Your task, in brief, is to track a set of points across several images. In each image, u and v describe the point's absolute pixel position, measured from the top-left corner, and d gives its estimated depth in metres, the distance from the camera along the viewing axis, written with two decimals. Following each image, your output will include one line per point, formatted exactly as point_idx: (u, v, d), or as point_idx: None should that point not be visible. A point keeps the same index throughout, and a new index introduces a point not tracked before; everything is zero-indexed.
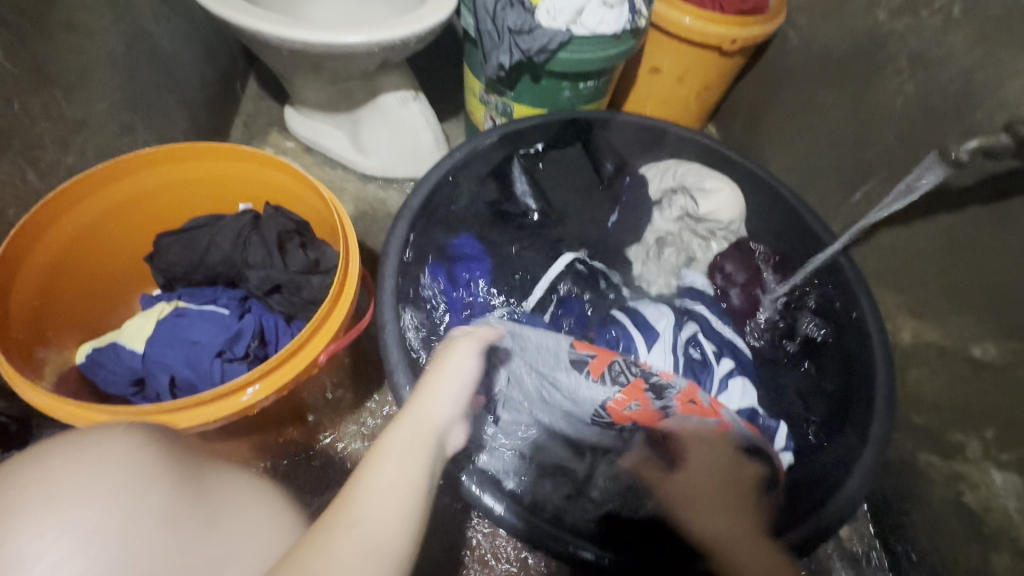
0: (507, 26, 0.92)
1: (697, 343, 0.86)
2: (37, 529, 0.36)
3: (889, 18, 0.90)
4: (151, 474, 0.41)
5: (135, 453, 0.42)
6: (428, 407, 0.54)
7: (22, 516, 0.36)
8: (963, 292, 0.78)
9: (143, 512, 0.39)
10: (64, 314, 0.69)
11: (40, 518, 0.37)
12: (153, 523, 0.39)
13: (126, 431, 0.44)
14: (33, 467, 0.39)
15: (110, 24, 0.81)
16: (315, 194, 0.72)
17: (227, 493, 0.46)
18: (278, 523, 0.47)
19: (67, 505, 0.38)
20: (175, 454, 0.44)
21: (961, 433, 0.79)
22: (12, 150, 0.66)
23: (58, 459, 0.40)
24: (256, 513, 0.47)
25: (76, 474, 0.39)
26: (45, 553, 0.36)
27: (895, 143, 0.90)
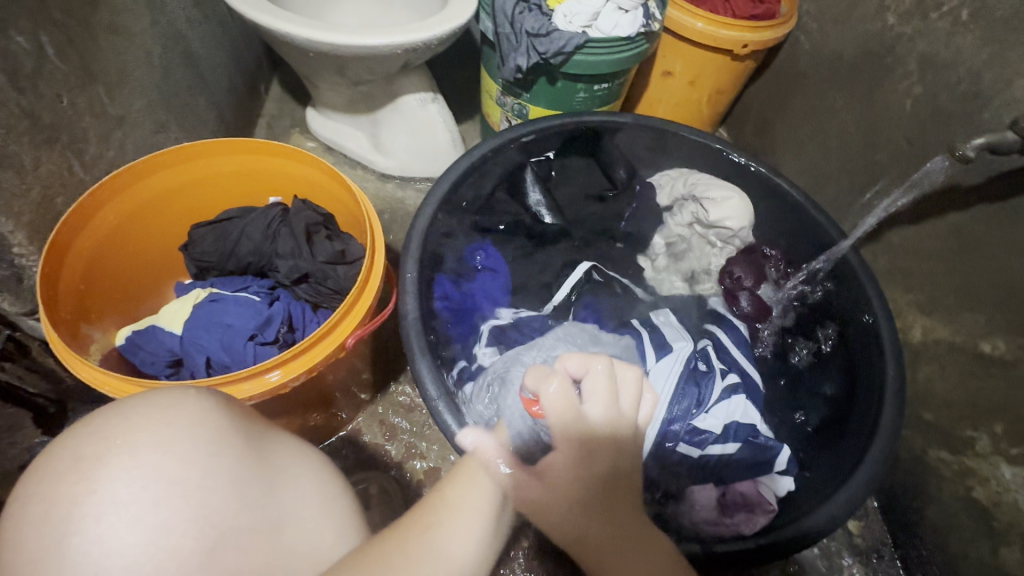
0: (525, 29, 0.95)
1: (705, 357, 0.87)
2: (122, 477, 0.39)
3: (898, 22, 0.92)
4: (221, 437, 0.43)
5: (206, 417, 0.44)
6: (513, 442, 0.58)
7: (110, 464, 0.39)
8: (972, 288, 0.80)
9: (216, 470, 0.41)
10: (106, 298, 0.73)
11: (127, 467, 0.40)
12: (223, 482, 0.41)
13: (197, 397, 0.46)
14: (119, 420, 0.42)
15: (149, 27, 0.86)
16: (342, 187, 0.75)
17: (287, 462, 0.47)
18: (332, 499, 0.48)
19: (148, 458, 0.40)
20: (239, 422, 0.46)
21: (972, 428, 0.80)
22: (62, 142, 0.69)
23: (140, 415, 0.43)
24: (313, 487, 0.47)
25: (153, 430, 0.42)
26: (130, 500, 0.38)
27: (905, 143, 0.92)
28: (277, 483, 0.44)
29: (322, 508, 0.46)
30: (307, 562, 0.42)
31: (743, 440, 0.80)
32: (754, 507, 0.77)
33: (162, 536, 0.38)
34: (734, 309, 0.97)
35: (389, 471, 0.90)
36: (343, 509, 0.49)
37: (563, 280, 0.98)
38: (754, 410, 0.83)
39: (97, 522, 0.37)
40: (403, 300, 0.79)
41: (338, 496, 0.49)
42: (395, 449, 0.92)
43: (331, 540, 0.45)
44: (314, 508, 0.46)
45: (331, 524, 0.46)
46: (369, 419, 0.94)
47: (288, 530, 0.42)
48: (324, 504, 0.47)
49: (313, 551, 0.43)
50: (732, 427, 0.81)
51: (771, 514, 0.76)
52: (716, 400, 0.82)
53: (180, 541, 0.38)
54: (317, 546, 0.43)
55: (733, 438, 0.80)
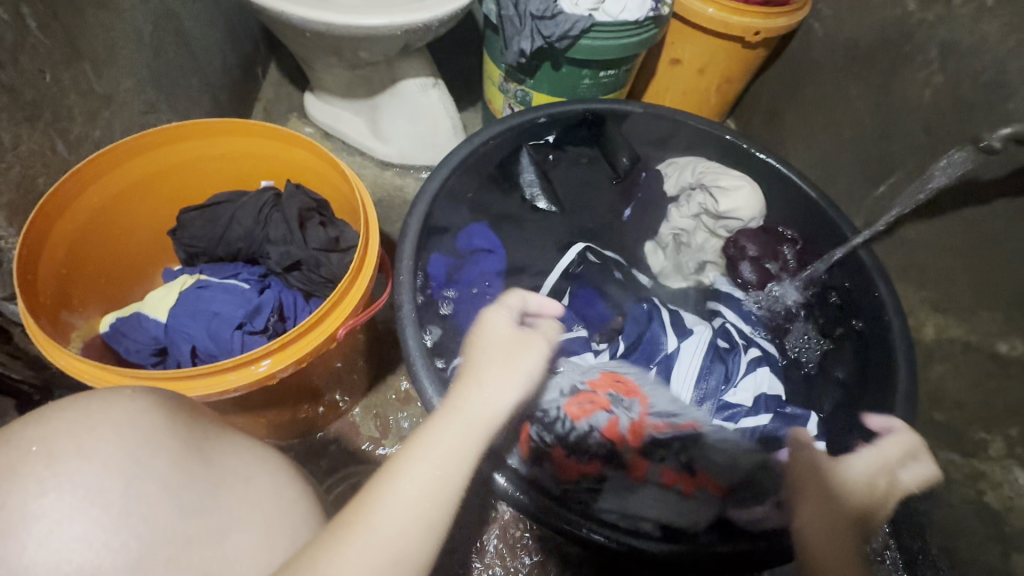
0: (530, 11, 0.91)
1: (726, 333, 0.86)
2: (37, 489, 0.36)
3: (919, 8, 0.88)
4: (153, 442, 0.39)
5: (137, 419, 0.40)
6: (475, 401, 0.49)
7: (23, 475, 0.36)
8: (992, 286, 0.76)
9: (144, 478, 0.38)
10: (91, 283, 0.71)
11: (41, 477, 0.36)
12: (152, 490, 0.38)
13: (133, 395, 0.42)
14: (34, 426, 0.38)
15: (139, 3, 0.82)
16: (337, 173, 0.72)
17: (233, 461, 0.43)
18: (284, 501, 0.44)
19: (66, 466, 0.37)
20: (180, 422, 0.42)
21: (985, 430, 0.77)
22: (44, 121, 0.66)
23: (61, 419, 0.39)
24: (266, 489, 0.44)
25: (75, 435, 0.38)
26: (44, 514, 0.35)
27: (922, 135, 0.89)
28: (218, 487, 0.41)
29: (277, 513, 0.43)
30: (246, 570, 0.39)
31: (772, 411, 0.78)
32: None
33: (81, 551, 0.35)
34: (735, 278, 0.95)
35: (383, 465, 0.88)
36: (304, 511, 0.45)
37: (558, 261, 0.94)
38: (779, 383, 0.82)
39: (7, 538, 0.35)
40: (398, 288, 0.76)
41: (298, 498, 0.46)
42: (389, 442, 0.90)
43: (285, 543, 0.42)
44: (264, 513, 0.42)
45: (285, 529, 0.42)
46: (363, 412, 0.92)
47: (230, 536, 0.39)
48: (281, 508, 0.43)
49: (258, 561, 0.40)
50: (761, 400, 0.79)
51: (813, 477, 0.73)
52: (743, 374, 0.81)
53: (101, 557, 0.35)
54: (260, 558, 0.40)
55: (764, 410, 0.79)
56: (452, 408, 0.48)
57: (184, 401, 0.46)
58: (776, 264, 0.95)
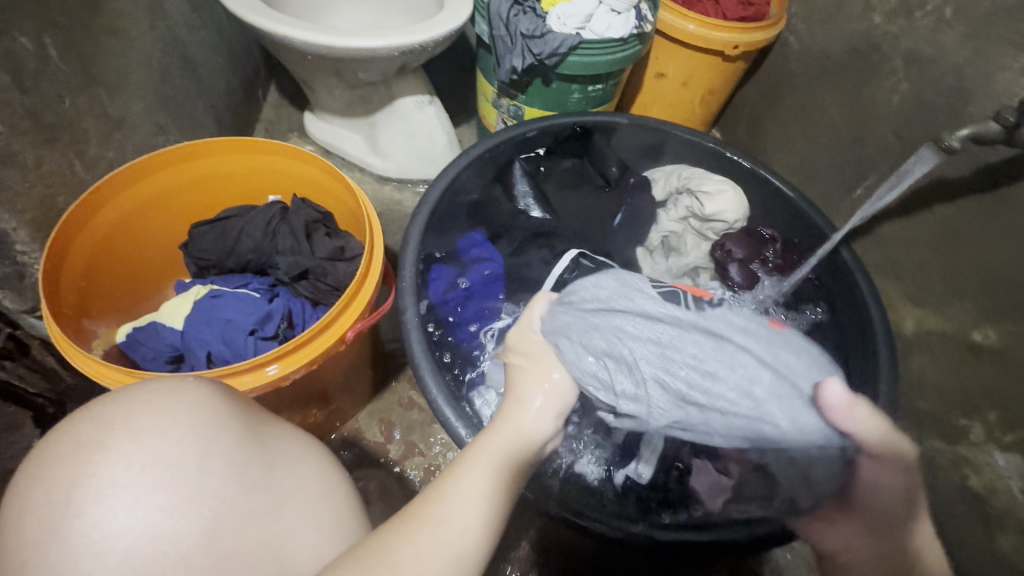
0: (520, 30, 0.97)
1: None
2: (121, 462, 0.39)
3: (884, 21, 0.94)
4: (219, 422, 0.43)
5: (204, 401, 0.44)
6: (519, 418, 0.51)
7: (109, 449, 0.39)
8: (962, 278, 0.81)
9: (213, 455, 0.41)
10: (108, 295, 0.74)
11: (124, 451, 0.39)
12: (222, 465, 0.41)
13: (196, 382, 0.45)
14: (117, 405, 0.42)
15: (148, 31, 0.87)
16: (342, 187, 0.76)
17: (286, 446, 0.47)
18: (329, 484, 0.47)
19: (146, 442, 0.40)
20: (238, 407, 0.46)
21: (965, 416, 0.81)
22: (63, 142, 0.70)
23: (139, 400, 0.42)
24: (313, 472, 0.47)
25: (152, 414, 0.42)
26: (128, 484, 0.38)
27: (893, 138, 0.94)
28: (277, 466, 0.44)
29: (323, 495, 0.46)
30: (304, 545, 0.41)
31: None
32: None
33: (161, 519, 0.38)
34: (726, 284, 0.98)
35: (389, 469, 0.90)
36: (343, 496, 0.48)
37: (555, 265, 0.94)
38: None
39: (96, 505, 0.37)
40: (400, 295, 0.80)
41: (339, 484, 0.49)
42: (394, 446, 0.92)
43: (331, 521, 0.45)
44: (314, 493, 0.45)
45: (331, 510, 0.45)
46: (368, 417, 0.95)
47: (288, 511, 0.42)
48: (327, 491, 0.46)
49: (312, 536, 0.42)
50: None
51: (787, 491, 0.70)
52: None
53: (179, 525, 0.38)
54: (315, 533, 0.42)
55: None
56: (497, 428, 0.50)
57: (239, 392, 0.49)
58: (760, 266, 0.98)
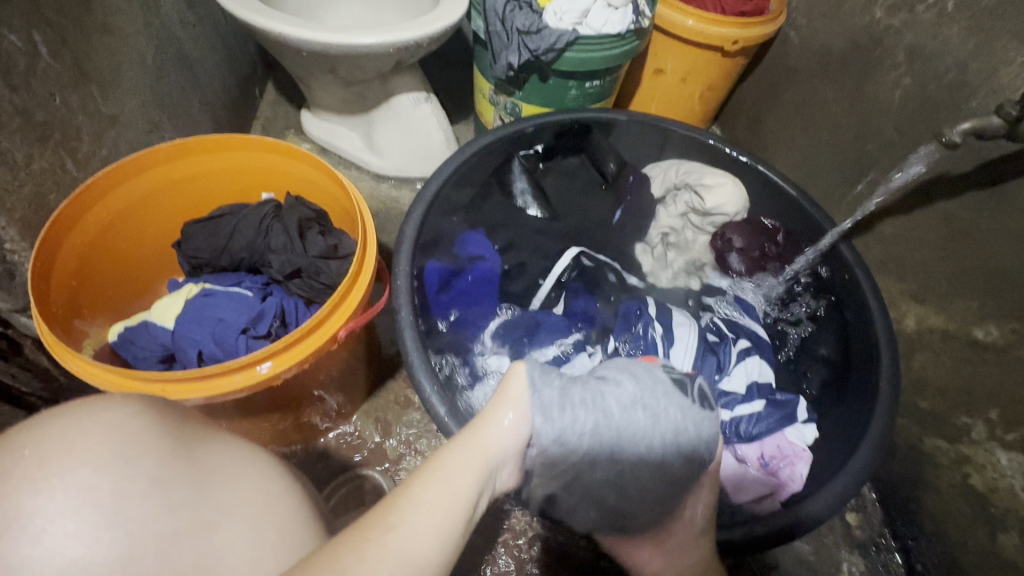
0: (516, 27, 0.96)
1: (715, 328, 0.93)
2: (30, 489, 0.38)
3: (886, 15, 0.92)
4: (141, 443, 0.42)
5: (125, 420, 0.43)
6: (488, 429, 0.51)
7: (16, 477, 0.38)
8: (964, 275, 0.80)
9: (132, 477, 0.40)
10: (99, 295, 0.74)
11: (33, 478, 0.38)
12: (141, 487, 0.40)
13: (123, 401, 0.45)
14: (29, 431, 0.41)
15: (142, 28, 0.86)
16: (335, 184, 0.76)
17: (221, 462, 0.45)
18: (271, 496, 0.46)
19: (57, 468, 0.39)
20: (167, 425, 0.45)
21: (967, 415, 0.80)
22: (54, 140, 0.69)
23: (52, 425, 0.41)
24: (253, 485, 0.45)
25: (66, 439, 0.41)
26: (38, 512, 0.38)
27: (894, 134, 0.93)
28: (207, 485, 0.43)
29: (263, 507, 0.44)
30: (236, 563, 0.40)
31: (764, 398, 0.84)
32: (791, 458, 0.79)
33: (73, 547, 0.37)
34: (727, 272, 0.99)
35: (383, 469, 0.90)
36: (291, 506, 0.46)
37: (553, 267, 0.96)
38: (768, 369, 0.87)
39: (3, 537, 0.37)
40: (395, 293, 0.79)
41: (285, 494, 0.47)
42: (390, 445, 0.92)
43: (273, 534, 0.43)
44: (249, 509, 0.43)
45: (272, 521, 0.43)
46: (364, 416, 0.94)
47: (219, 529, 0.41)
48: (266, 503, 0.45)
49: (248, 552, 0.41)
50: (753, 387, 0.85)
51: (808, 462, 0.79)
52: (734, 363, 0.87)
53: (94, 551, 0.37)
54: (251, 548, 0.41)
55: (757, 396, 0.84)
56: (464, 442, 0.48)
57: (176, 407, 0.48)
58: (760, 255, 0.97)
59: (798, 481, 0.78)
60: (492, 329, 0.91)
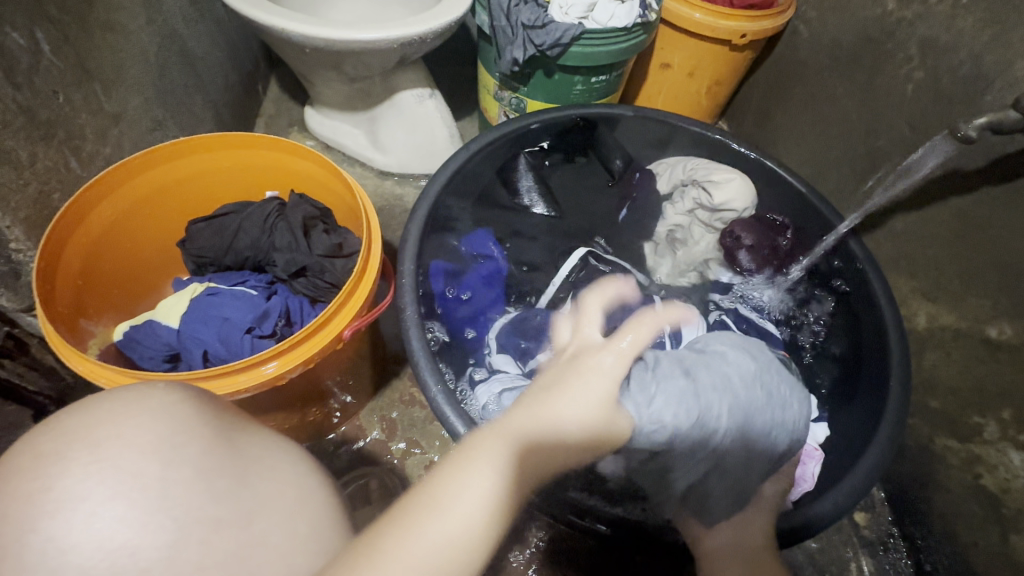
0: (521, 21, 0.95)
1: (724, 325, 0.92)
2: (80, 473, 0.37)
3: (898, 7, 0.91)
4: (185, 430, 0.41)
5: (171, 407, 0.42)
6: (553, 399, 0.44)
7: (67, 460, 0.37)
8: (977, 272, 0.78)
9: (178, 464, 0.39)
10: (104, 294, 0.74)
11: (83, 461, 0.37)
12: (185, 474, 0.39)
13: (165, 390, 0.43)
14: (78, 415, 0.40)
15: (145, 25, 0.86)
16: (340, 182, 0.75)
17: (259, 451, 0.44)
18: (306, 490, 0.44)
19: (107, 452, 0.38)
20: (208, 413, 0.43)
21: (979, 415, 0.79)
22: (58, 139, 0.69)
23: (100, 409, 0.40)
24: (290, 478, 0.44)
25: (113, 424, 0.39)
26: (87, 496, 0.36)
27: (906, 129, 0.91)
28: (247, 475, 0.41)
29: (298, 501, 0.43)
30: (274, 555, 0.39)
31: None
32: (802, 457, 0.78)
33: (122, 533, 0.36)
34: (735, 269, 0.95)
35: (389, 468, 0.89)
36: (322, 501, 0.45)
37: (560, 266, 0.96)
38: (779, 367, 0.87)
39: (52, 520, 0.35)
40: (399, 292, 0.78)
41: (317, 489, 0.46)
42: (396, 444, 0.92)
43: (307, 527, 0.42)
44: (286, 500, 0.42)
45: (306, 517, 0.42)
46: (370, 414, 0.94)
47: (258, 521, 0.40)
48: (301, 497, 0.43)
49: (284, 543, 0.40)
50: None
51: (819, 461, 0.78)
52: None
53: (140, 537, 0.36)
54: (289, 540, 0.40)
55: None
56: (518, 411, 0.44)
57: (213, 396, 0.47)
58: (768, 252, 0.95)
59: (809, 480, 0.77)
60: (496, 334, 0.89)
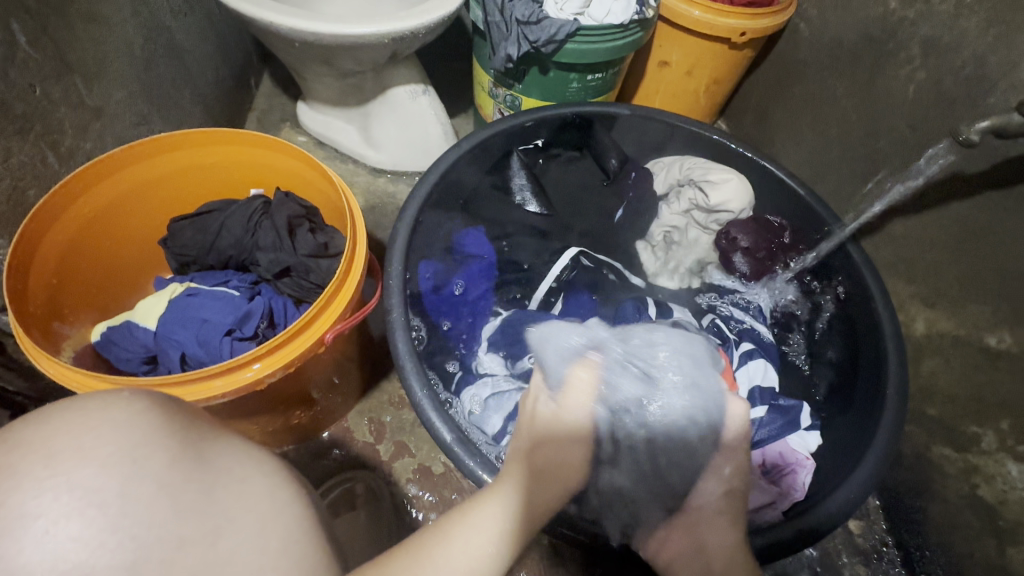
0: (515, 17, 0.93)
1: (718, 329, 0.90)
2: (33, 489, 0.34)
3: (900, 6, 0.89)
4: (149, 442, 0.38)
5: (135, 419, 0.39)
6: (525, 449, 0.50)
7: (20, 475, 0.34)
8: (977, 279, 0.77)
9: (140, 478, 0.36)
10: (81, 294, 0.72)
11: (37, 476, 0.34)
12: (149, 489, 0.36)
13: (130, 399, 0.41)
14: (35, 426, 0.37)
15: (129, 17, 0.84)
16: (325, 180, 0.73)
17: (230, 462, 0.41)
18: (280, 502, 0.41)
19: (63, 466, 0.35)
20: (177, 423, 0.41)
21: (977, 424, 0.78)
22: (34, 133, 0.67)
23: (59, 420, 0.37)
24: (261, 490, 0.41)
25: (73, 436, 0.36)
26: (41, 513, 0.33)
27: (907, 131, 0.89)
28: (215, 488, 0.39)
29: (270, 514, 0.40)
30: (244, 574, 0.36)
31: (767, 403, 0.81)
32: (794, 466, 0.76)
33: (78, 551, 0.33)
34: (732, 273, 0.96)
35: (378, 471, 0.88)
36: (297, 514, 0.42)
37: (551, 268, 0.95)
38: (772, 373, 0.86)
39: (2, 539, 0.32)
40: (386, 293, 0.76)
41: (292, 502, 0.42)
42: (384, 447, 0.90)
43: (278, 544, 0.38)
44: (257, 514, 0.39)
45: (280, 529, 0.39)
46: (358, 417, 0.93)
47: (224, 538, 0.37)
48: (274, 508, 0.40)
49: (255, 562, 0.37)
50: (755, 392, 0.82)
51: (811, 469, 0.77)
52: (736, 367, 0.86)
53: (98, 557, 0.33)
54: (259, 558, 0.37)
55: (759, 402, 0.82)
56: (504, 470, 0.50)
57: (185, 405, 0.45)
58: (765, 254, 0.94)
59: (800, 490, 0.76)
60: (488, 336, 0.87)
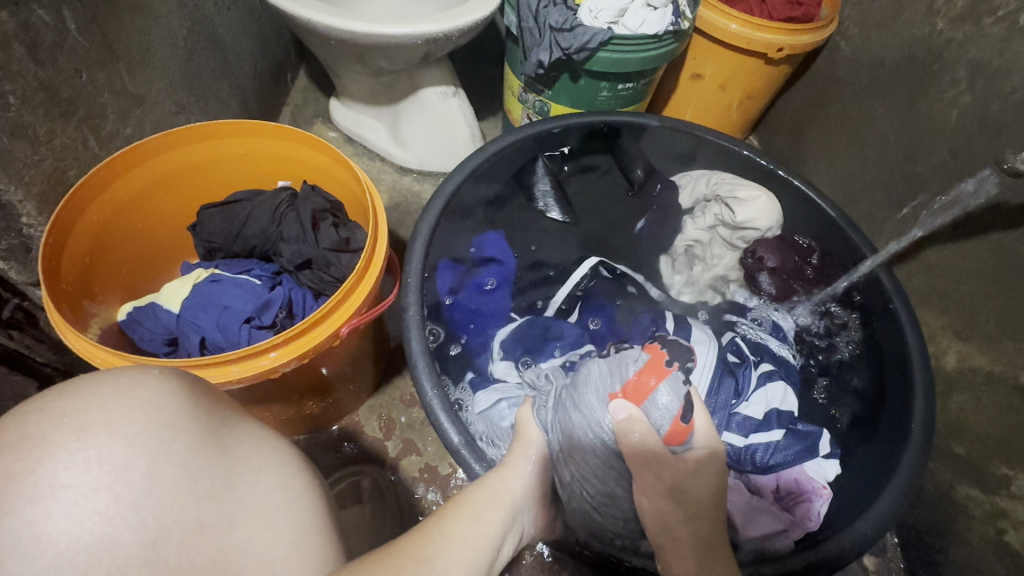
0: (549, 23, 0.93)
1: (736, 348, 0.86)
2: (65, 459, 0.35)
3: (948, 27, 0.86)
4: (175, 423, 0.38)
5: (163, 399, 0.39)
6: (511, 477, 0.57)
7: (53, 444, 0.35)
8: (1016, 314, 0.73)
9: (165, 459, 0.36)
10: (111, 274, 0.74)
11: (69, 448, 0.35)
12: (172, 471, 0.36)
13: (159, 378, 0.41)
14: (70, 398, 0.37)
15: (175, 9, 0.86)
16: (351, 175, 0.74)
17: (248, 450, 0.41)
18: (294, 494, 0.41)
19: (95, 440, 0.36)
20: (202, 406, 0.41)
21: (1007, 466, 0.73)
22: (77, 117, 0.70)
23: (93, 394, 0.38)
24: (275, 482, 0.41)
25: (104, 411, 0.37)
26: (71, 484, 0.34)
27: (948, 156, 0.86)
28: (232, 475, 0.39)
29: (282, 505, 0.40)
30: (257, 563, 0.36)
31: (785, 426, 0.77)
32: (809, 495, 0.73)
33: (100, 524, 0.33)
34: (757, 293, 0.93)
35: (385, 466, 0.88)
36: (310, 505, 0.42)
37: (569, 275, 0.95)
38: (792, 397, 0.81)
39: (32, 505, 0.33)
40: (404, 292, 0.76)
41: (304, 493, 0.42)
42: (393, 443, 0.91)
43: (290, 536, 0.39)
44: (270, 505, 0.39)
45: (292, 520, 0.40)
46: (369, 412, 0.93)
47: (240, 526, 0.37)
48: (286, 500, 0.40)
49: (268, 551, 0.37)
50: (773, 414, 0.78)
51: (827, 500, 0.73)
52: (754, 388, 0.80)
53: (120, 531, 0.34)
54: (272, 547, 0.37)
55: (777, 425, 0.77)
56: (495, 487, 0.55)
57: (209, 388, 0.45)
58: (791, 275, 0.93)
59: (814, 521, 0.72)
60: (499, 340, 0.87)
